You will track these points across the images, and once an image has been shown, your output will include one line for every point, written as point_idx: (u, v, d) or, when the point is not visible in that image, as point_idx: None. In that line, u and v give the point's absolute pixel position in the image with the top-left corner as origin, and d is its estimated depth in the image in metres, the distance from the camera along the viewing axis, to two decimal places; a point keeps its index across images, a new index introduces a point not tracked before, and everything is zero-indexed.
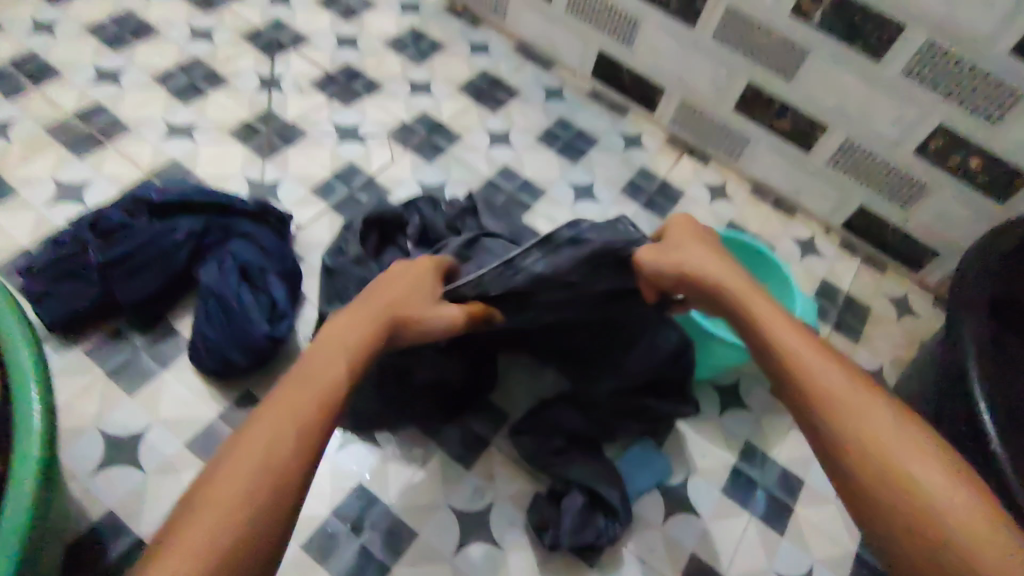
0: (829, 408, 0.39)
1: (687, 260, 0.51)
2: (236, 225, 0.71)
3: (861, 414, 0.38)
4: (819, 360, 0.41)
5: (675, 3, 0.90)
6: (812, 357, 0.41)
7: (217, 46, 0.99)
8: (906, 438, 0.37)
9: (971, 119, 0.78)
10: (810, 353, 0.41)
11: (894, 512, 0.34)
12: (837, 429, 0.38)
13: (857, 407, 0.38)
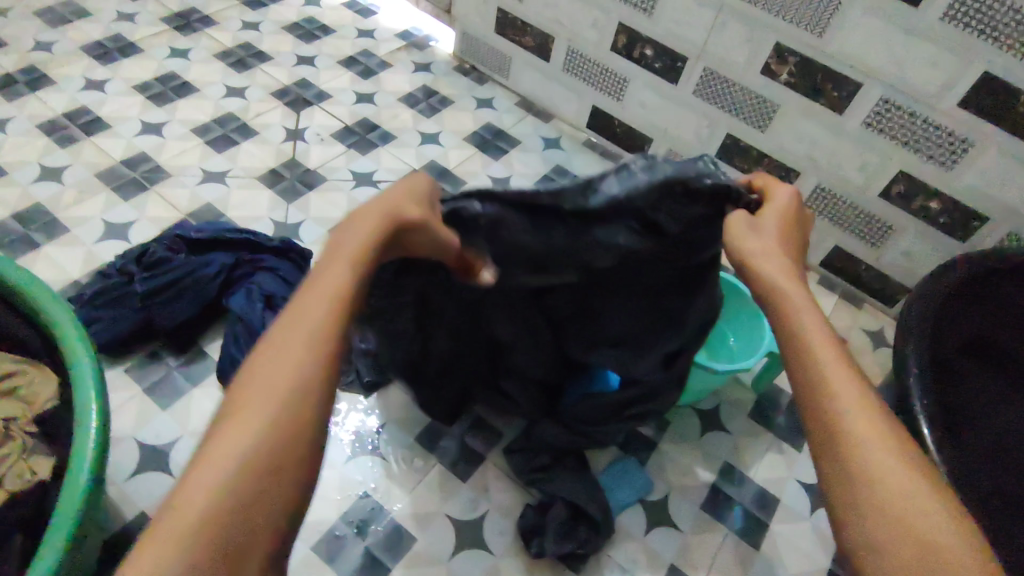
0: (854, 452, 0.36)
1: (743, 244, 0.47)
2: (263, 260, 0.80)
3: (888, 462, 0.36)
4: (851, 397, 0.38)
5: (659, 63, 1.00)
6: (843, 389, 0.38)
7: (249, 101, 1.10)
8: (924, 491, 0.35)
9: (928, 166, 0.85)
10: (838, 377, 0.39)
11: (907, 566, 0.33)
12: (861, 477, 0.36)
13: (884, 455, 0.36)
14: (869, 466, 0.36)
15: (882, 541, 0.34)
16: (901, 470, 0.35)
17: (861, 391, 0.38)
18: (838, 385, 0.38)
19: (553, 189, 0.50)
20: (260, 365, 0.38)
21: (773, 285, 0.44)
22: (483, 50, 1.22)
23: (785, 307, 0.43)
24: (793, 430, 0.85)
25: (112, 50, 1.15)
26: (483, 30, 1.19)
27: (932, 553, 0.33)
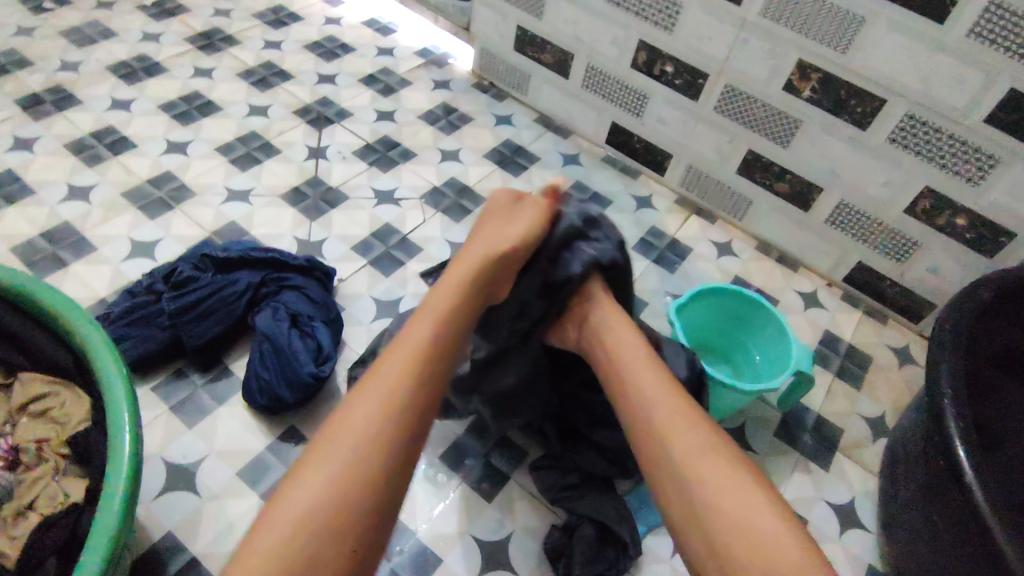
0: (737, 543, 0.43)
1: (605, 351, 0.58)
2: (288, 278, 0.81)
3: (763, 527, 0.43)
4: (725, 489, 0.45)
5: (679, 80, 1.00)
6: (720, 485, 0.45)
7: (272, 120, 1.11)
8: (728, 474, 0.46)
9: (954, 181, 0.84)
10: (708, 466, 0.47)
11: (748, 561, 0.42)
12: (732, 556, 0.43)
13: (771, 535, 0.42)
14: (738, 543, 0.43)
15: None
16: (783, 542, 0.42)
17: (737, 469, 0.46)
18: (710, 474, 0.46)
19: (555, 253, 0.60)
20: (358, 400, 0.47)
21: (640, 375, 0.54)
22: (502, 68, 1.22)
23: (657, 413, 0.50)
24: (819, 450, 0.84)
25: (138, 69, 1.17)
26: (502, 47, 1.20)
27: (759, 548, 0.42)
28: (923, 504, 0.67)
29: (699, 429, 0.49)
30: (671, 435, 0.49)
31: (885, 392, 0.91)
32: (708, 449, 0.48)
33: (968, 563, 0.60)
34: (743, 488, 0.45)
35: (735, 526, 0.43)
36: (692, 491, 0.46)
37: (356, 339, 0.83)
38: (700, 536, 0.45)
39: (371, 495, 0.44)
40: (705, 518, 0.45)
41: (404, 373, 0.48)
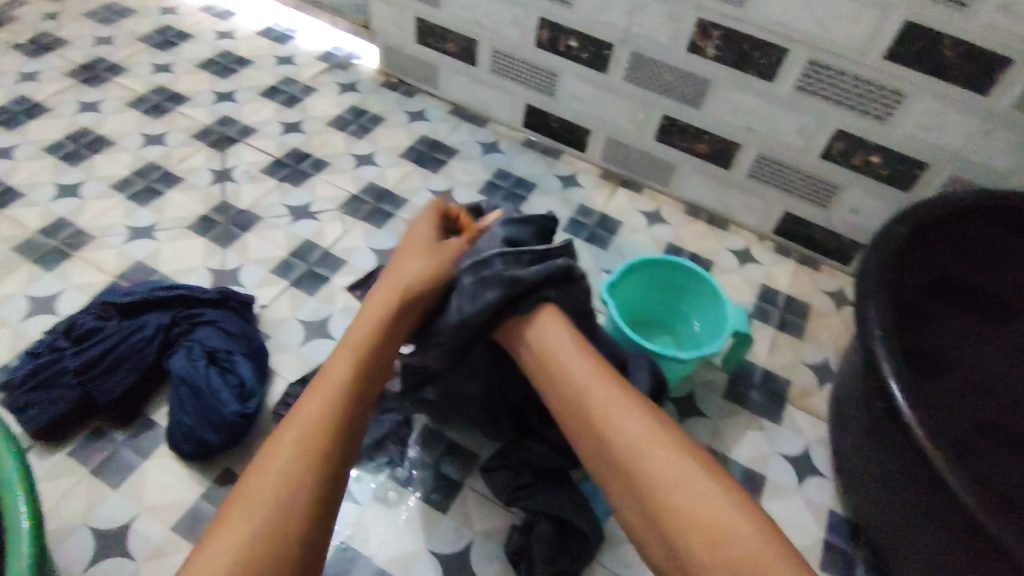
0: (691, 530, 0.42)
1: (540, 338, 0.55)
2: (201, 314, 0.76)
3: (723, 514, 0.42)
4: (670, 478, 0.45)
5: (585, 53, 0.98)
6: (664, 473, 0.45)
7: (170, 148, 1.05)
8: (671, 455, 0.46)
9: (863, 120, 0.85)
10: (648, 454, 0.46)
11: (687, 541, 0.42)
12: (692, 551, 0.42)
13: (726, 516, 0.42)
14: (694, 533, 0.42)
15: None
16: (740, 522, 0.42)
17: (684, 454, 0.46)
18: (653, 465, 0.46)
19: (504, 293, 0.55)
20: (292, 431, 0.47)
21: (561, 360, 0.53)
22: (408, 62, 1.18)
23: (596, 413, 0.49)
24: (769, 405, 0.84)
25: (16, 113, 1.08)
26: (404, 41, 1.16)
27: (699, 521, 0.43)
28: (868, 444, 0.67)
29: (641, 421, 0.48)
30: (612, 434, 0.48)
31: (827, 338, 0.92)
32: (649, 435, 0.47)
33: (919, 496, 0.60)
34: (691, 471, 0.45)
35: (692, 516, 0.42)
36: (643, 484, 0.45)
37: (286, 366, 0.79)
38: (655, 528, 0.44)
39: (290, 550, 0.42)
40: (657, 510, 0.44)
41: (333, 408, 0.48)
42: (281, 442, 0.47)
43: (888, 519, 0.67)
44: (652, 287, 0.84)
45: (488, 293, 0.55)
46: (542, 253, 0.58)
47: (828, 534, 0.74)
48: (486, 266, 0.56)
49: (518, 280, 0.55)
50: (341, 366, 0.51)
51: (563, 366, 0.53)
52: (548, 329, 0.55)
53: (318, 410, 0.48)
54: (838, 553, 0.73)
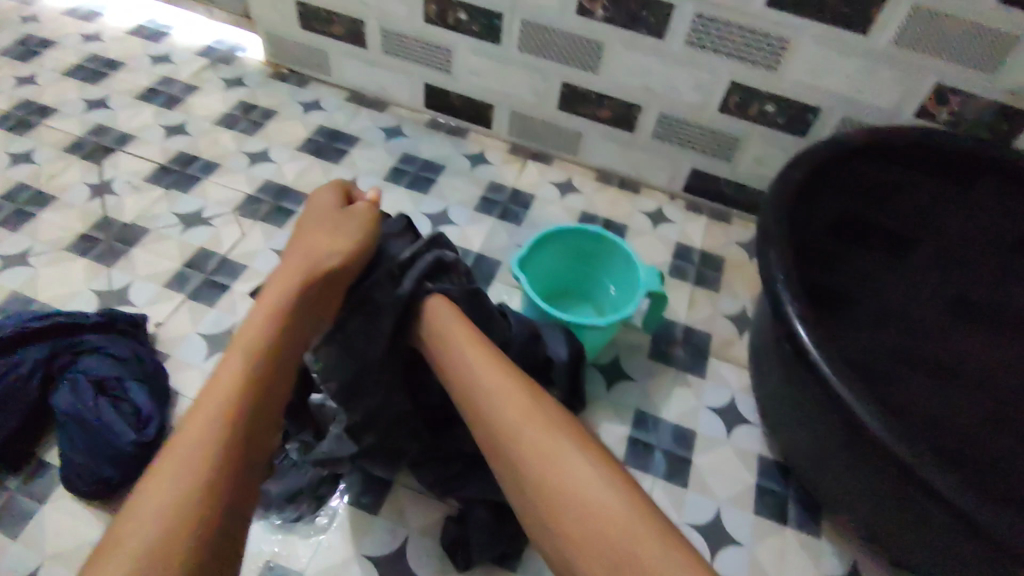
0: (567, 512, 0.43)
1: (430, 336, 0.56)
2: (83, 341, 0.69)
3: (596, 496, 0.43)
4: (549, 464, 0.45)
5: (476, 26, 0.95)
6: (543, 459, 0.46)
7: (38, 164, 0.96)
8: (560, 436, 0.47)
9: (754, 71, 0.86)
10: (531, 440, 0.47)
11: (569, 516, 0.43)
12: (567, 533, 0.43)
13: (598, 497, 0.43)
14: (570, 515, 0.43)
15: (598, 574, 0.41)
16: (612, 502, 0.43)
17: (564, 436, 0.47)
18: (533, 451, 0.46)
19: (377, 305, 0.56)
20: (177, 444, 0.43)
21: (449, 355, 0.54)
22: (295, 50, 1.12)
23: (487, 399, 0.50)
24: (693, 361, 0.85)
25: None
26: (288, 28, 1.09)
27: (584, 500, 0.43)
28: (785, 387, 0.68)
29: (527, 404, 0.49)
30: (500, 422, 0.49)
31: (743, 288, 0.94)
32: (531, 422, 0.48)
33: (837, 431, 0.62)
34: (569, 454, 0.46)
35: (569, 499, 0.43)
36: (523, 471, 0.46)
37: (190, 385, 0.74)
38: (536, 514, 0.45)
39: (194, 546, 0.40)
40: (536, 497, 0.45)
41: (223, 413, 0.45)
42: (179, 439, 0.44)
43: (812, 457, 0.68)
44: (565, 258, 0.83)
45: (381, 324, 0.56)
46: (408, 259, 0.58)
47: (760, 478, 0.76)
48: (369, 299, 0.56)
49: (400, 299, 0.56)
50: (244, 352, 0.48)
51: (458, 358, 0.53)
52: (440, 321, 0.56)
53: (220, 399, 0.45)
54: (771, 494, 0.75)
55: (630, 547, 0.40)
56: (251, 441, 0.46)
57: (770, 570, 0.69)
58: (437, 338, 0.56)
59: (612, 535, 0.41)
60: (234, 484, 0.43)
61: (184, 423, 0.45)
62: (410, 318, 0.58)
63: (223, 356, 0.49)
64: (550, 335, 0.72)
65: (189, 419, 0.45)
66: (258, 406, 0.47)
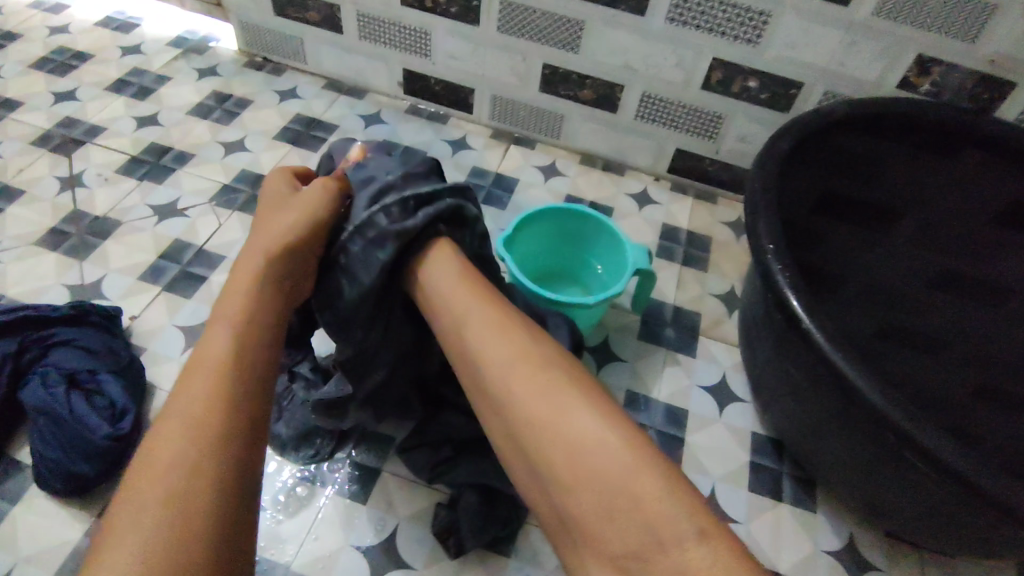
0: (560, 458, 0.39)
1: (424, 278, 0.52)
2: (53, 335, 0.67)
3: (591, 439, 0.39)
4: (543, 405, 0.42)
5: (454, 8, 0.94)
6: (536, 401, 0.42)
7: (5, 158, 0.92)
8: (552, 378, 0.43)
9: (736, 46, 0.85)
10: (523, 381, 0.43)
11: (565, 466, 0.39)
12: (558, 477, 0.39)
13: (594, 438, 0.39)
14: (562, 458, 0.39)
15: (593, 526, 0.37)
16: (608, 444, 0.39)
17: (558, 375, 0.43)
18: (525, 393, 0.43)
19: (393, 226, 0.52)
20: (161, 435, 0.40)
21: (442, 292, 0.51)
22: (270, 37, 1.10)
23: (473, 346, 0.47)
24: (682, 340, 0.84)
25: None
26: (262, 16, 1.07)
27: (584, 449, 0.39)
28: (777, 360, 0.68)
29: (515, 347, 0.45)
30: (490, 365, 0.45)
31: (730, 267, 0.93)
32: (523, 362, 0.44)
33: (830, 402, 0.61)
34: (563, 394, 0.42)
35: (559, 441, 0.40)
36: (511, 415, 0.43)
37: (168, 378, 0.72)
38: (527, 463, 0.42)
39: (205, 528, 0.37)
40: (527, 440, 0.41)
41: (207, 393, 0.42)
42: (168, 425, 0.41)
43: (806, 431, 0.68)
44: (554, 237, 0.82)
45: (380, 254, 0.51)
46: (428, 195, 0.54)
47: (753, 455, 0.75)
48: (370, 225, 0.52)
49: (407, 231, 0.51)
50: (222, 334, 0.46)
51: (444, 302, 0.50)
52: (435, 263, 0.52)
53: (207, 380, 0.43)
54: (765, 471, 0.74)
55: (628, 494, 0.37)
56: (251, 417, 0.43)
57: (767, 546, 0.69)
58: (438, 274, 0.52)
59: (613, 489, 0.37)
60: (239, 461, 0.40)
61: (167, 410, 0.42)
62: (406, 263, 0.53)
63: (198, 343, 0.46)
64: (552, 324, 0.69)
65: (173, 405, 0.42)
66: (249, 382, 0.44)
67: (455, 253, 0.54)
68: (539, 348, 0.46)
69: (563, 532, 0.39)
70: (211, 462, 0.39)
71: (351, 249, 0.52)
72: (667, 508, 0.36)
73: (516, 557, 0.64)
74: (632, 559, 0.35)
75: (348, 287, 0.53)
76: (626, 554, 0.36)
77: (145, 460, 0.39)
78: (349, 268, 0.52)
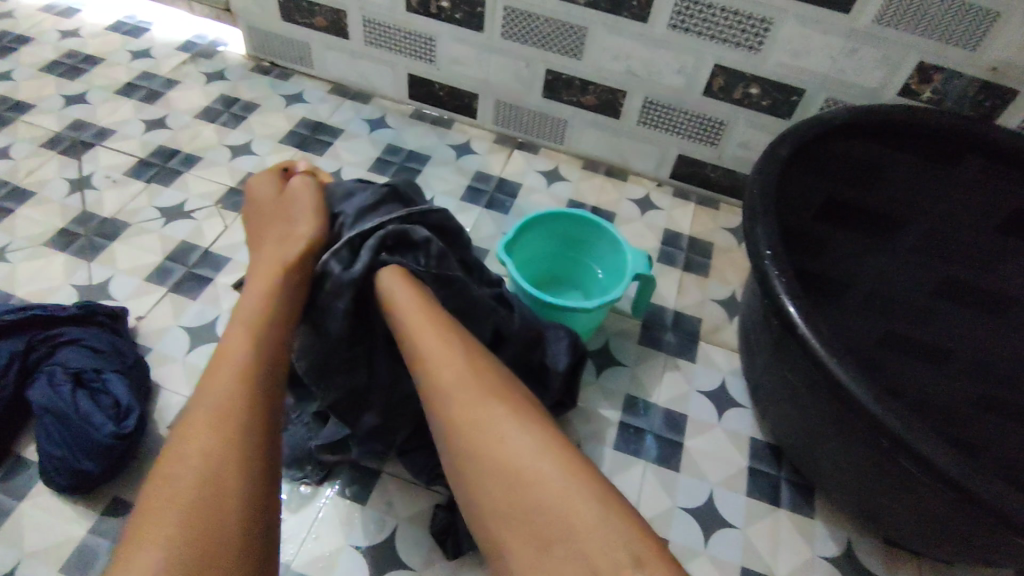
0: (500, 486, 0.44)
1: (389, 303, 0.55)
2: (61, 334, 0.68)
3: (530, 463, 0.44)
4: (485, 437, 0.46)
5: (458, 13, 0.95)
6: (478, 432, 0.46)
7: (15, 160, 0.94)
8: (501, 406, 0.47)
9: (738, 53, 0.85)
10: (466, 413, 0.47)
11: (504, 491, 0.44)
12: (496, 496, 0.44)
13: (534, 467, 0.44)
14: (503, 485, 0.44)
15: (528, 551, 0.41)
16: (547, 474, 0.43)
17: (503, 405, 0.47)
18: (470, 421, 0.47)
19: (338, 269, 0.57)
20: (188, 428, 0.44)
21: (403, 316, 0.54)
22: (277, 42, 1.11)
23: (428, 366, 0.51)
24: (682, 345, 0.84)
25: None
26: (269, 21, 1.08)
27: (527, 477, 0.43)
28: (775, 366, 0.68)
29: (466, 372, 0.50)
30: (438, 396, 0.49)
31: (731, 273, 0.94)
32: (471, 389, 0.48)
33: (827, 407, 0.61)
34: (506, 423, 0.46)
35: (501, 464, 0.44)
36: (459, 444, 0.47)
37: (173, 378, 0.73)
38: (470, 488, 0.46)
39: (235, 512, 0.41)
40: (472, 463, 0.46)
41: (232, 389, 0.46)
42: (196, 419, 0.45)
43: (803, 437, 0.68)
44: (554, 242, 0.83)
45: (340, 300, 0.57)
46: (369, 230, 0.58)
47: (752, 460, 0.75)
48: (325, 275, 0.58)
49: (354, 277, 0.56)
50: (243, 336, 0.50)
51: (410, 324, 0.54)
52: (389, 292, 0.55)
53: (230, 379, 0.47)
54: (764, 477, 0.74)
55: (565, 519, 0.41)
56: (271, 411, 0.47)
57: (763, 552, 0.69)
58: (395, 302, 0.55)
59: (547, 511, 0.42)
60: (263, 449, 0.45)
61: (196, 406, 0.46)
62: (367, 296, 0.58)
63: (221, 341, 0.50)
64: (552, 336, 0.70)
65: (199, 400, 0.46)
66: (267, 380, 0.48)
67: (407, 280, 0.56)
68: (489, 376, 0.50)
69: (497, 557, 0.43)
70: (239, 452, 0.43)
71: (319, 295, 0.58)
72: (605, 533, 0.40)
73: None
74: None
75: (327, 329, 0.58)
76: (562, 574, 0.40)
77: (177, 453, 0.43)
78: (324, 313, 0.58)
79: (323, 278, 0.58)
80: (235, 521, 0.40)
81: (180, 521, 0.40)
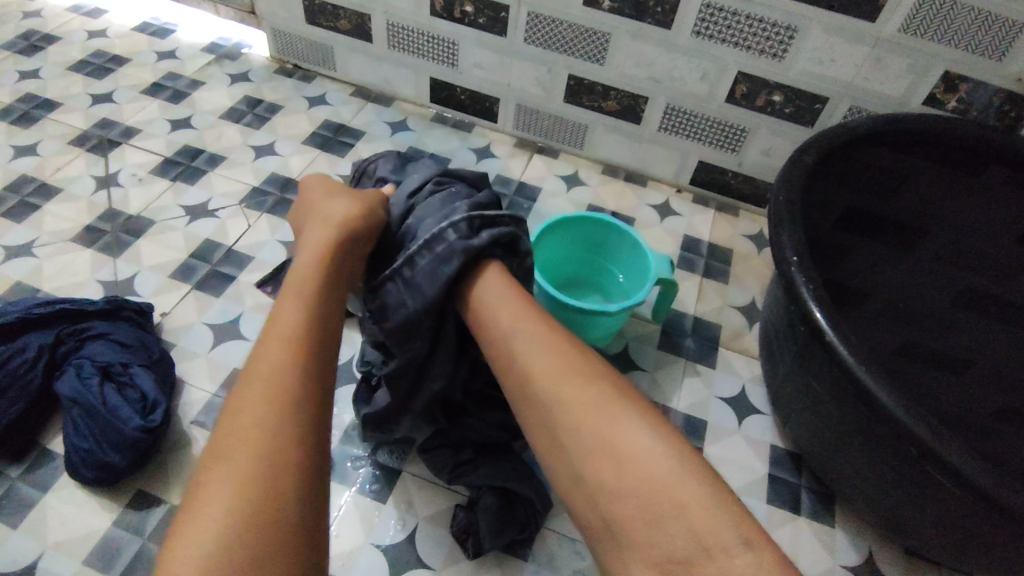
0: (606, 470, 0.39)
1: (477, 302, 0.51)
2: (90, 328, 0.69)
3: (634, 451, 0.39)
4: (592, 418, 0.41)
5: (482, 18, 0.95)
6: (587, 413, 0.42)
7: (43, 157, 0.95)
8: (597, 389, 0.43)
9: (761, 60, 0.85)
10: (571, 393, 0.43)
11: (611, 478, 0.39)
12: (603, 485, 0.39)
13: (642, 448, 0.39)
14: (609, 469, 0.39)
15: (643, 538, 0.37)
16: (655, 455, 0.39)
17: (604, 387, 0.43)
18: (574, 405, 0.42)
19: (459, 242, 0.51)
20: (246, 406, 0.40)
21: (492, 298, 0.50)
22: (301, 45, 1.12)
23: (519, 353, 0.47)
24: (702, 352, 0.84)
25: None
26: (294, 24, 1.10)
27: (634, 463, 0.39)
28: (800, 375, 0.67)
29: (558, 353, 0.45)
30: (540, 374, 0.45)
31: (751, 280, 0.93)
32: (566, 372, 0.44)
33: (853, 418, 0.61)
34: (608, 407, 0.42)
35: (606, 452, 0.40)
36: (559, 427, 0.42)
37: (195, 374, 0.74)
38: (570, 476, 0.41)
39: (292, 491, 0.37)
40: (573, 451, 0.41)
41: (290, 366, 0.42)
42: (249, 395, 0.40)
43: (826, 446, 0.68)
44: (578, 245, 0.83)
45: (446, 268, 0.51)
46: (488, 218, 0.54)
47: (772, 467, 0.75)
48: (439, 240, 0.52)
49: (472, 250, 0.51)
50: (296, 304, 0.46)
51: (503, 312, 0.49)
52: (485, 281, 0.52)
53: (285, 345, 0.43)
54: (784, 484, 0.74)
55: (670, 500, 0.37)
56: (323, 387, 0.43)
57: None
58: (486, 291, 0.51)
59: (657, 500, 0.37)
60: (317, 427, 0.40)
61: (247, 383, 0.41)
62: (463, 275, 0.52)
63: (274, 307, 0.46)
64: None
65: (253, 375, 0.42)
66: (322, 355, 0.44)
67: (504, 278, 0.52)
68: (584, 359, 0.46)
69: (605, 545, 0.39)
70: (294, 433, 0.39)
71: (416, 262, 0.52)
72: (716, 514, 0.36)
73: (534, 561, 0.64)
74: (678, 563, 0.35)
75: (409, 298, 0.52)
76: (670, 559, 0.35)
77: (230, 431, 0.39)
78: (412, 282, 0.52)
79: (433, 249, 0.52)
80: (292, 509, 0.36)
81: (231, 505, 0.35)
